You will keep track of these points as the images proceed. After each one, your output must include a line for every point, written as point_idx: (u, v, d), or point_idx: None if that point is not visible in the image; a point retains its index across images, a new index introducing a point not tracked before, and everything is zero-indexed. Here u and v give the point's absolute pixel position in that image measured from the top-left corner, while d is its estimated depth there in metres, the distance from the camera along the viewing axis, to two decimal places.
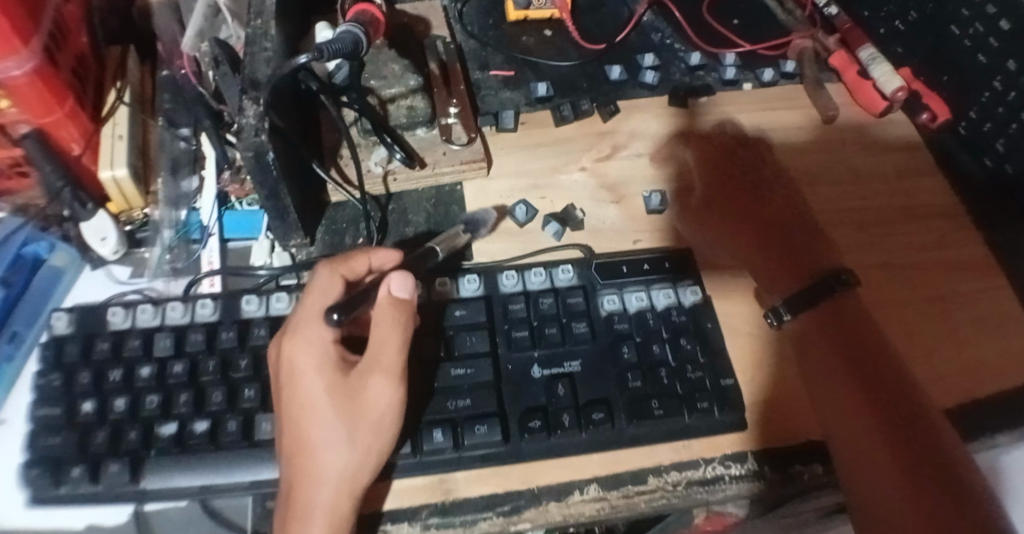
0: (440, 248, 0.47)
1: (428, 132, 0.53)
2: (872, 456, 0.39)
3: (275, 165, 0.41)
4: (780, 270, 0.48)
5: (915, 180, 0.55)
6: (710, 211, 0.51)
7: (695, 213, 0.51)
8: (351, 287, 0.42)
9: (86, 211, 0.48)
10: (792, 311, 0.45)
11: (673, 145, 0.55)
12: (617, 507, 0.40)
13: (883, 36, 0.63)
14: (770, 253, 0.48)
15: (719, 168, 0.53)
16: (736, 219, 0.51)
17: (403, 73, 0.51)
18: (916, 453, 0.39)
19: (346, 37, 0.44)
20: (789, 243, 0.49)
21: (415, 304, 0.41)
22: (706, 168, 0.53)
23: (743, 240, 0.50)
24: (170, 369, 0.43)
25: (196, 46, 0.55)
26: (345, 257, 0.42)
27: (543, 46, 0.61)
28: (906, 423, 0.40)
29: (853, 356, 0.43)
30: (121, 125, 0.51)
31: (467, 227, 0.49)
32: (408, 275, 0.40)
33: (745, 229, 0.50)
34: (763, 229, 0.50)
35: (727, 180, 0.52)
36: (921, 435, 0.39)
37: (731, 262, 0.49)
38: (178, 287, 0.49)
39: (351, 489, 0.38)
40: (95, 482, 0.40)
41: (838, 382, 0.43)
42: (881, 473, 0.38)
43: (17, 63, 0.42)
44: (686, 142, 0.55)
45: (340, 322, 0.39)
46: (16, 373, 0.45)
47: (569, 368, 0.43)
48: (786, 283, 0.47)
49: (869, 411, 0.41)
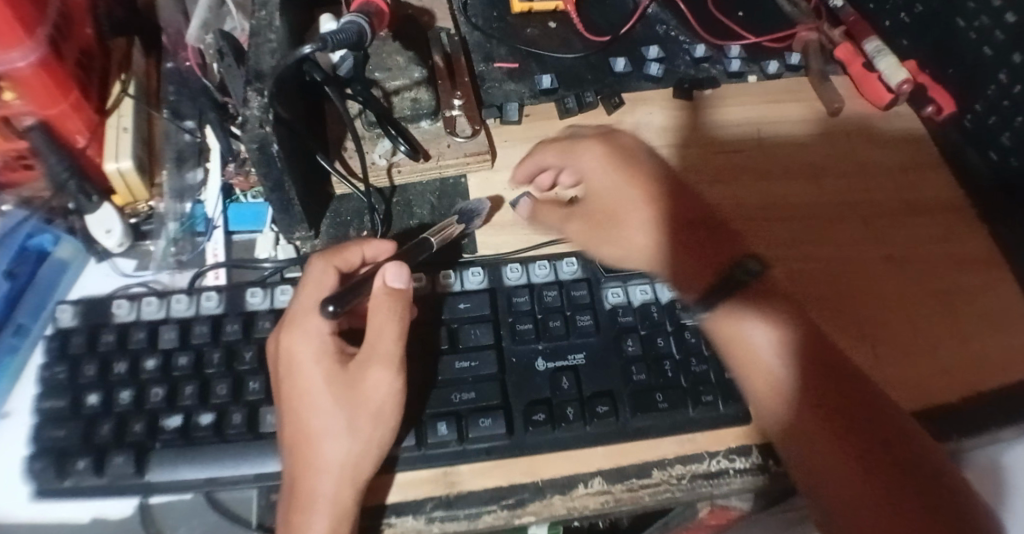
0: (435, 238, 0.46)
1: (432, 125, 0.53)
2: (833, 466, 0.36)
3: (279, 157, 0.42)
4: (700, 262, 0.43)
5: (920, 173, 0.55)
6: (622, 221, 0.45)
7: (601, 226, 0.46)
8: (346, 279, 0.42)
9: (92, 203, 0.49)
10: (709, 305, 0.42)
11: (557, 150, 0.48)
12: (621, 501, 0.40)
13: (888, 27, 0.62)
14: (690, 256, 0.44)
15: (631, 171, 0.46)
16: (658, 230, 0.44)
17: (407, 65, 0.50)
18: (880, 462, 0.36)
19: (349, 27, 0.44)
20: (711, 231, 0.45)
21: (411, 293, 0.40)
22: (614, 173, 0.46)
23: (660, 247, 0.44)
24: (175, 361, 0.43)
25: (199, 37, 0.54)
26: (337, 249, 0.43)
27: (547, 38, 0.60)
28: (872, 429, 0.37)
29: (809, 360, 0.39)
30: (125, 117, 0.51)
31: (461, 218, 0.48)
32: (404, 265, 0.40)
33: (665, 236, 0.44)
34: (694, 221, 0.45)
35: (642, 183, 0.45)
36: (882, 439, 0.36)
37: (660, 250, 0.44)
38: (183, 279, 0.49)
39: (353, 479, 0.38)
40: (100, 474, 0.40)
41: (796, 390, 0.38)
42: (849, 485, 0.35)
43: (21, 55, 0.42)
44: (572, 149, 0.47)
45: (336, 313, 0.39)
46: (20, 366, 0.45)
47: (573, 361, 0.43)
48: (706, 275, 0.43)
49: (830, 419, 0.37)
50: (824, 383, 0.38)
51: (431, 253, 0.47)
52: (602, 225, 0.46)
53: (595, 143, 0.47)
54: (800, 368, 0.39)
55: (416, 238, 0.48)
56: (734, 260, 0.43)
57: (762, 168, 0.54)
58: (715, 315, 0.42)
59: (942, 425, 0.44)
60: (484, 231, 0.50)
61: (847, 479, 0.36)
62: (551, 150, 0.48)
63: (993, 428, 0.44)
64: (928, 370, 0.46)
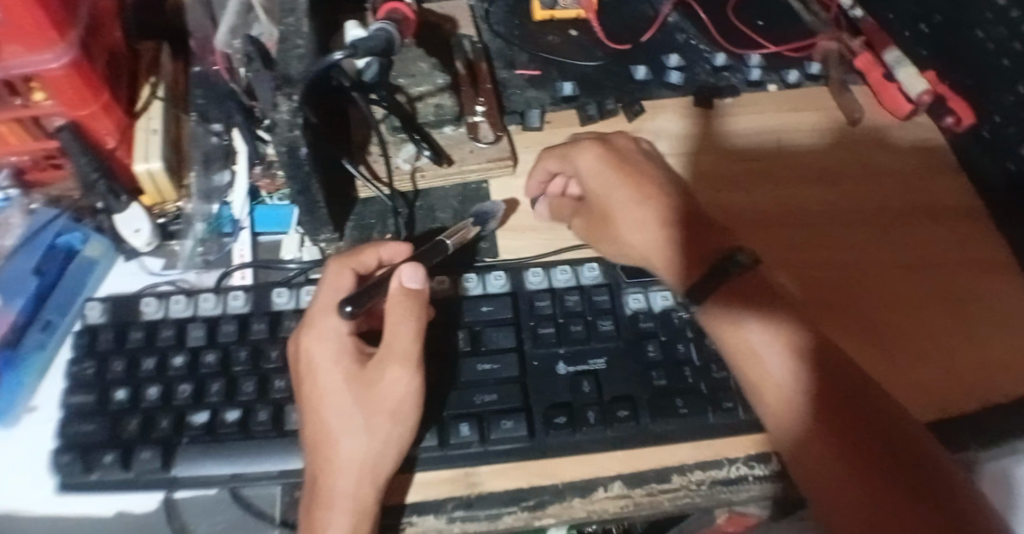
0: (450, 240, 0.46)
1: (455, 130, 0.53)
2: (831, 470, 0.35)
3: (307, 160, 0.43)
4: (690, 256, 0.43)
5: (936, 181, 0.55)
6: (616, 221, 0.45)
7: (600, 226, 0.47)
8: (362, 281, 0.43)
9: (120, 203, 0.49)
10: (699, 299, 0.41)
11: (557, 155, 0.48)
12: (640, 505, 0.41)
13: (908, 38, 0.63)
14: (671, 249, 0.43)
15: (620, 171, 0.45)
16: (645, 229, 0.44)
17: (430, 72, 0.52)
18: (883, 459, 0.34)
19: (380, 35, 0.45)
20: (701, 225, 0.44)
21: (427, 294, 0.41)
22: (606, 175, 0.46)
23: (650, 243, 0.44)
24: (202, 358, 0.43)
25: (226, 42, 0.55)
26: (354, 252, 0.43)
27: (568, 45, 0.61)
28: (873, 424, 0.35)
29: (803, 358, 0.38)
30: (154, 118, 0.52)
31: (476, 219, 0.48)
32: (419, 266, 0.41)
33: (651, 234, 0.44)
34: (684, 214, 0.44)
35: (632, 185, 0.45)
36: (885, 436, 0.35)
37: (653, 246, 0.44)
38: (209, 279, 0.50)
39: (374, 478, 0.38)
40: (126, 469, 0.41)
41: (796, 385, 0.38)
42: (850, 491, 0.34)
43: (55, 56, 0.43)
44: (572, 152, 0.47)
45: (354, 313, 0.40)
46: (47, 361, 0.46)
47: (594, 365, 0.44)
48: (698, 268, 0.42)
49: (828, 422, 0.36)
50: (820, 383, 0.37)
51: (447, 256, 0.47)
52: (604, 227, 0.47)
53: (590, 144, 0.47)
54: (794, 368, 0.38)
55: (434, 240, 0.49)
56: (724, 253, 0.42)
57: (776, 173, 0.54)
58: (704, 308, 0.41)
59: (956, 431, 0.44)
60: (505, 235, 0.50)
61: (846, 485, 0.34)
62: (553, 155, 0.48)
63: (1016, 436, 0.43)
64: (940, 377, 0.46)
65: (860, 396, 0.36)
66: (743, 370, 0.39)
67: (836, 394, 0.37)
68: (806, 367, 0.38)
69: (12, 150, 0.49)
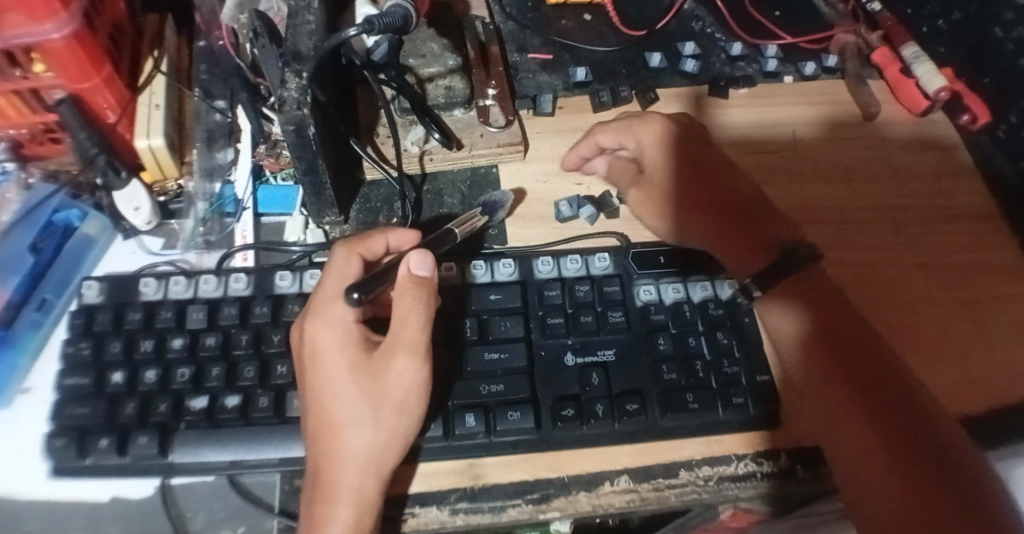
0: (459, 230, 0.45)
1: (465, 114, 0.52)
2: (863, 458, 0.38)
3: (314, 140, 0.41)
4: (748, 244, 0.46)
5: (954, 180, 0.54)
6: (677, 195, 0.48)
7: (661, 201, 0.48)
8: (369, 267, 0.42)
9: (119, 180, 0.48)
10: (760, 287, 0.44)
11: (617, 128, 0.49)
12: (647, 500, 0.40)
13: (925, 34, 0.61)
14: (734, 237, 0.46)
15: (680, 153, 0.49)
16: (700, 209, 0.47)
17: (442, 53, 0.51)
18: (909, 457, 0.37)
19: (395, 10, 0.43)
20: (753, 214, 0.47)
21: (436, 282, 0.40)
22: (667, 158, 0.49)
23: (708, 224, 0.47)
24: (203, 341, 0.42)
25: (234, 17, 0.54)
26: (362, 237, 0.42)
27: (582, 30, 0.60)
28: (898, 422, 0.38)
29: (837, 352, 0.41)
30: (157, 94, 0.51)
31: (484, 209, 0.47)
32: (427, 253, 0.40)
33: (712, 216, 0.47)
34: (731, 204, 0.47)
35: (693, 165, 0.48)
36: (911, 433, 0.38)
37: (707, 229, 0.47)
38: (210, 260, 0.49)
39: (377, 469, 0.37)
40: (122, 454, 0.40)
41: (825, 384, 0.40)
42: (878, 481, 0.37)
43: (55, 27, 0.41)
44: (633, 126, 0.49)
45: (359, 301, 0.38)
46: (42, 340, 0.45)
47: (602, 357, 0.43)
48: (755, 259, 0.45)
49: (862, 414, 0.39)
50: (857, 377, 0.40)
51: (455, 244, 0.46)
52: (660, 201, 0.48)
53: (654, 120, 0.49)
54: (830, 362, 0.41)
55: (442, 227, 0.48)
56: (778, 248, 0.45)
57: (793, 167, 0.53)
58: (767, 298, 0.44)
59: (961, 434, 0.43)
60: (515, 223, 0.49)
61: (874, 473, 0.37)
62: (611, 130, 0.49)
63: (1016, 441, 0.44)
64: (959, 379, 0.45)
65: (891, 393, 0.39)
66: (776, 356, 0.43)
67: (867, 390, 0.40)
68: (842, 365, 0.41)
69: (11, 123, 0.48)
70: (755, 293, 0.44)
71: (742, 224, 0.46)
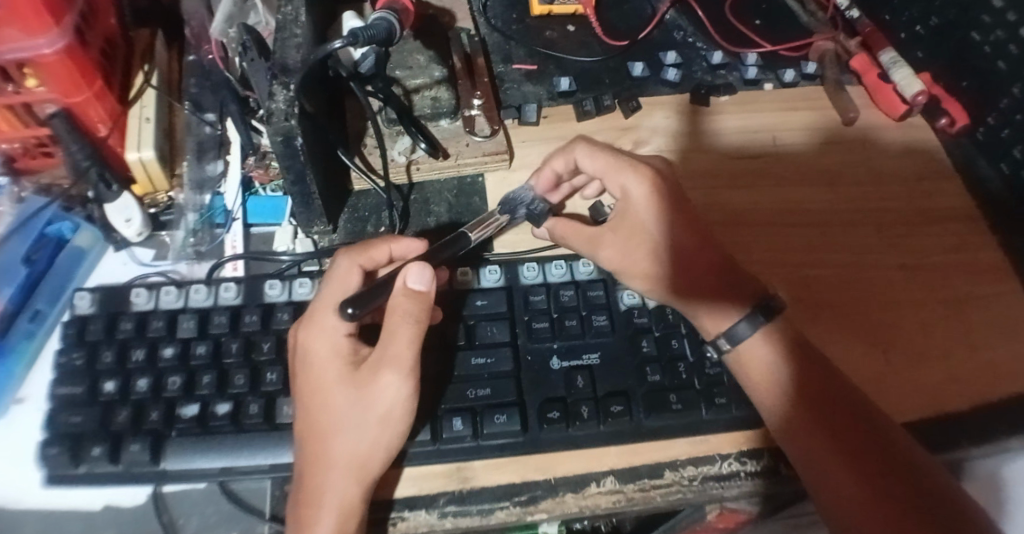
0: (473, 233, 0.45)
1: (452, 124, 0.53)
2: (838, 475, 0.38)
3: (302, 150, 0.42)
4: (730, 280, 0.43)
5: (935, 182, 0.55)
6: (652, 254, 0.44)
7: (645, 253, 0.44)
8: (368, 279, 0.42)
9: (111, 192, 0.49)
10: (730, 341, 0.42)
11: (606, 162, 0.45)
12: (633, 500, 0.41)
13: (904, 40, 0.62)
14: (718, 281, 0.43)
15: (675, 198, 0.44)
16: (689, 248, 0.44)
17: (427, 65, 0.55)
18: (872, 463, 0.38)
19: (380, 23, 0.44)
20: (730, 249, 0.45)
21: (432, 296, 0.39)
22: (660, 204, 0.44)
23: (693, 270, 0.44)
24: (193, 349, 0.43)
25: (224, 31, 0.55)
26: (366, 246, 0.43)
27: (567, 40, 0.61)
28: (864, 430, 0.39)
29: (811, 369, 0.41)
30: (148, 107, 0.52)
31: (504, 209, 0.47)
32: (426, 267, 0.39)
33: (700, 256, 0.44)
34: (711, 248, 0.44)
35: (677, 216, 0.44)
36: (875, 440, 0.38)
37: (685, 282, 0.43)
38: (201, 270, 0.50)
39: (362, 477, 0.38)
40: (116, 461, 0.40)
41: (800, 391, 0.40)
42: (844, 483, 0.37)
43: (47, 42, 0.42)
44: (623, 166, 0.44)
45: (354, 316, 0.39)
46: (36, 350, 0.46)
47: (588, 360, 0.44)
48: (737, 304, 0.43)
49: (838, 418, 0.39)
50: (831, 387, 0.40)
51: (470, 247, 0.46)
52: (638, 242, 0.44)
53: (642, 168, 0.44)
54: (807, 380, 0.41)
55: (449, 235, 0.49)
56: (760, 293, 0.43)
57: (778, 171, 0.54)
58: (739, 351, 0.42)
59: (943, 430, 0.44)
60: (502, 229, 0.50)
61: (841, 476, 0.38)
62: (598, 159, 0.45)
63: (1001, 439, 0.44)
64: (941, 377, 0.46)
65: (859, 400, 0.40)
66: (745, 374, 0.42)
67: (839, 396, 0.40)
68: (814, 372, 0.41)
69: (4, 137, 0.48)
70: (725, 348, 0.42)
71: (723, 269, 0.43)
